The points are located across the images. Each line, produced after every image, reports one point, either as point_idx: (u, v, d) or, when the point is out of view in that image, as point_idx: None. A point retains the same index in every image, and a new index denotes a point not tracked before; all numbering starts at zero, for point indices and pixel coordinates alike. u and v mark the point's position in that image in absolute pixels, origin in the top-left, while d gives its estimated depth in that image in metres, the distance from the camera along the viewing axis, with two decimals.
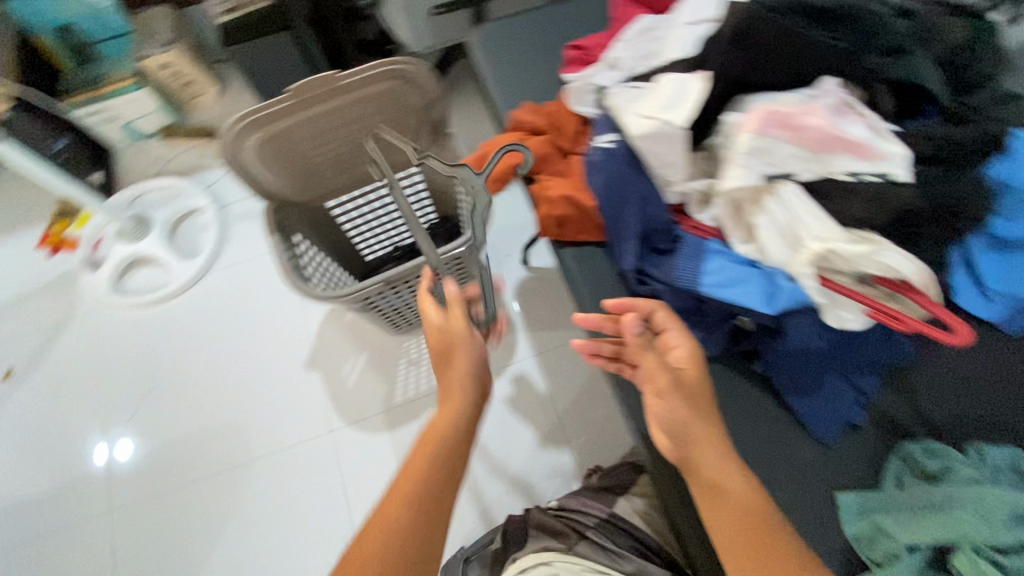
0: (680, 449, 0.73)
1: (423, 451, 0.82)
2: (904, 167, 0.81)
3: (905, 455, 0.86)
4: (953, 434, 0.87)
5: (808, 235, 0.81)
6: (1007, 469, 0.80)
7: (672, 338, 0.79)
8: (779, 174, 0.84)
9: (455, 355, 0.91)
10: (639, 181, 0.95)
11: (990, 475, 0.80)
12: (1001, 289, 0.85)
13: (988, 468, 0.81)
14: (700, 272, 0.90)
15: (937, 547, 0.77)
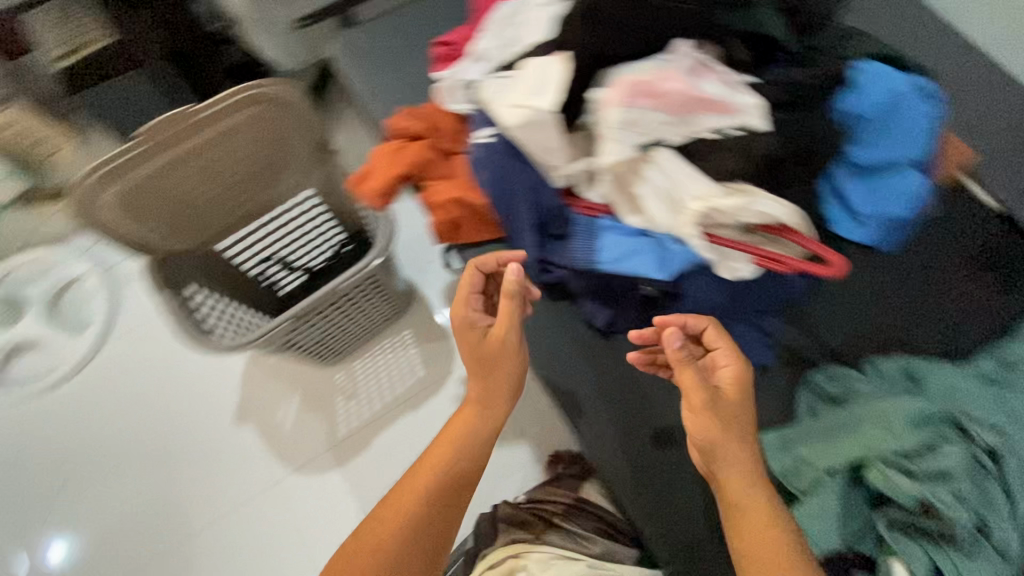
0: (709, 464, 0.75)
1: (423, 470, 0.83)
2: (761, 115, 0.83)
3: (811, 385, 0.95)
4: (849, 354, 0.97)
5: (685, 196, 0.84)
6: (894, 375, 0.93)
7: (719, 360, 0.78)
8: (652, 141, 0.85)
9: (501, 369, 0.87)
10: (521, 171, 0.93)
11: (883, 387, 0.93)
12: (864, 212, 0.98)
13: (880, 380, 0.94)
14: (596, 250, 0.92)
15: (851, 465, 0.83)
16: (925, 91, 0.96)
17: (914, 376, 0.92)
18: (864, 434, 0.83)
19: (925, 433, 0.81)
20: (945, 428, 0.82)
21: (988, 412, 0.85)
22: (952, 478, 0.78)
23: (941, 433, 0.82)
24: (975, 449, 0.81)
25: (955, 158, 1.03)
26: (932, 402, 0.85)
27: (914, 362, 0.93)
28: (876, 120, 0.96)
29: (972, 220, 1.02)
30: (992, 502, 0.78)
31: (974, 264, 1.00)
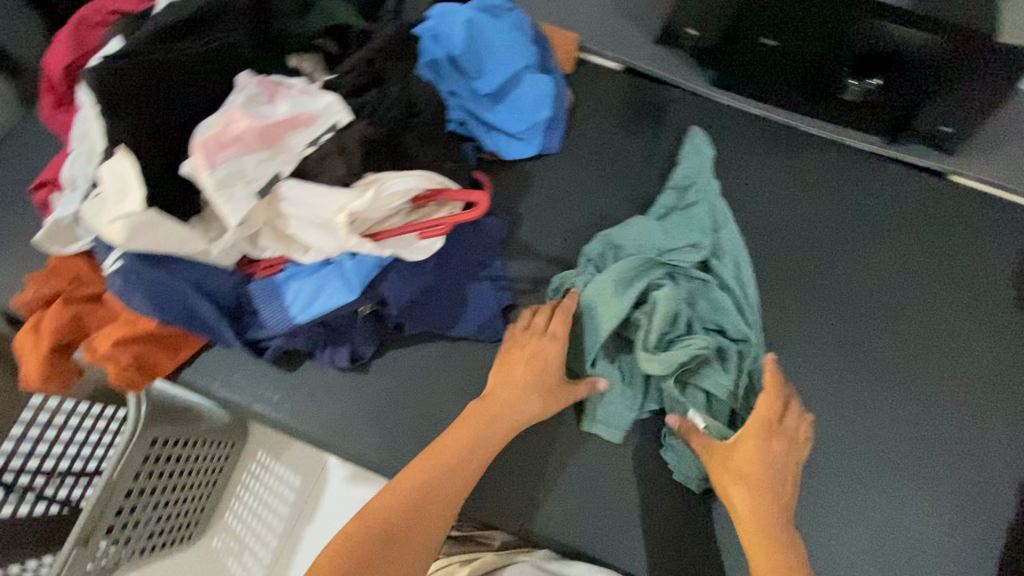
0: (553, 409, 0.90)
1: (424, 468, 0.80)
2: (347, 108, 0.81)
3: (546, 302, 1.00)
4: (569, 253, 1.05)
5: (326, 212, 0.81)
6: (599, 252, 1.00)
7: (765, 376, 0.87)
8: (263, 183, 0.80)
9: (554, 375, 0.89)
10: (174, 272, 0.86)
11: (594, 268, 0.99)
12: (518, 130, 1.06)
13: (590, 264, 1.00)
14: (289, 305, 0.86)
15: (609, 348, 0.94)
16: (496, 8, 1.04)
17: (613, 244, 1.00)
18: (603, 317, 0.93)
19: (642, 285, 0.94)
20: (658, 270, 0.96)
21: (675, 238, 0.99)
22: (680, 307, 0.93)
23: (654, 277, 0.95)
24: (681, 273, 0.97)
25: (564, 48, 1.15)
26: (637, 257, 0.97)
27: (609, 234, 1.00)
28: (471, 54, 1.01)
29: (602, 89, 1.17)
30: (712, 305, 0.95)
31: (622, 123, 1.15)
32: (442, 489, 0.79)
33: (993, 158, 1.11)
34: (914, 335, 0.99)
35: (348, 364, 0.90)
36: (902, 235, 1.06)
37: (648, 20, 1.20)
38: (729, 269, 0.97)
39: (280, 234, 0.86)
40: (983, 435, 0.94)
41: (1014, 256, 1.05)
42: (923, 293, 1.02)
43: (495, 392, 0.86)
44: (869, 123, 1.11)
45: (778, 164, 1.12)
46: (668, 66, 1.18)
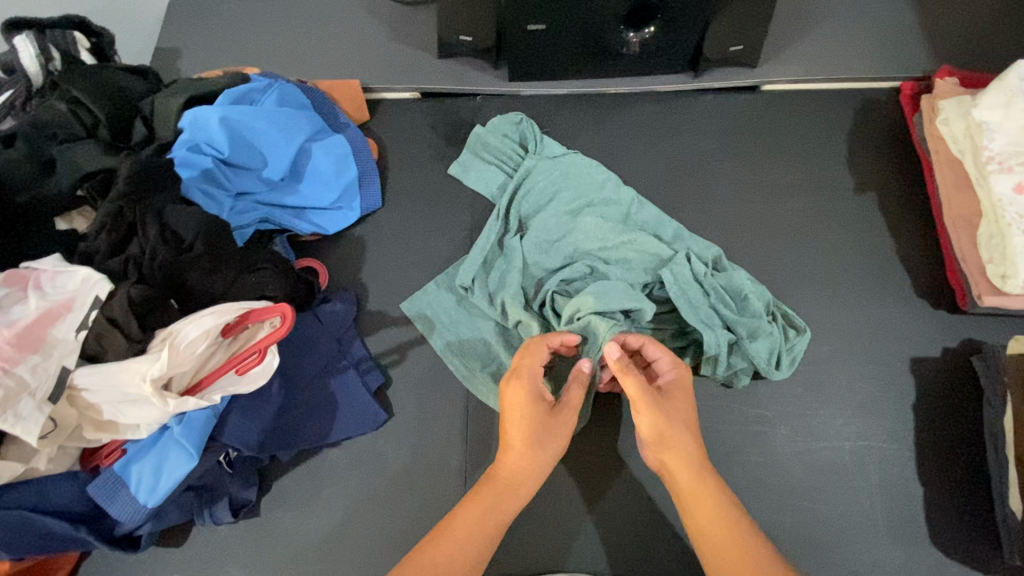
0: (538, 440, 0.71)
1: (470, 526, 0.67)
2: (105, 276, 0.76)
3: (410, 342, 0.95)
4: (432, 286, 0.97)
5: (128, 388, 0.73)
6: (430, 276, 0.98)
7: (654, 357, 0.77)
8: (47, 387, 0.71)
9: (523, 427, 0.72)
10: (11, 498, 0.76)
11: (440, 288, 0.97)
12: (330, 201, 1.00)
13: (436, 288, 0.97)
14: (135, 492, 0.78)
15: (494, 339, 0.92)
16: (253, 91, 0.97)
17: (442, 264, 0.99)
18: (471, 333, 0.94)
19: (487, 277, 0.95)
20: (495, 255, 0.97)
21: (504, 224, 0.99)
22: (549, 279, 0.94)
23: (496, 264, 0.96)
24: (508, 241, 0.97)
25: (348, 99, 1.10)
26: (474, 256, 0.96)
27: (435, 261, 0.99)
28: (243, 148, 0.92)
29: (405, 124, 1.12)
30: (550, 253, 0.96)
31: (436, 150, 1.09)
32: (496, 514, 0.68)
33: (791, 57, 1.11)
34: (771, 253, 0.99)
35: (233, 518, 0.84)
36: (730, 162, 1.06)
37: (427, 41, 1.16)
38: (617, 268, 0.93)
39: (102, 421, 0.76)
40: (863, 325, 0.94)
41: (838, 144, 1.07)
42: (773, 208, 1.02)
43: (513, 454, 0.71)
44: (665, 65, 1.10)
45: (597, 136, 1.09)
46: (460, 76, 1.12)
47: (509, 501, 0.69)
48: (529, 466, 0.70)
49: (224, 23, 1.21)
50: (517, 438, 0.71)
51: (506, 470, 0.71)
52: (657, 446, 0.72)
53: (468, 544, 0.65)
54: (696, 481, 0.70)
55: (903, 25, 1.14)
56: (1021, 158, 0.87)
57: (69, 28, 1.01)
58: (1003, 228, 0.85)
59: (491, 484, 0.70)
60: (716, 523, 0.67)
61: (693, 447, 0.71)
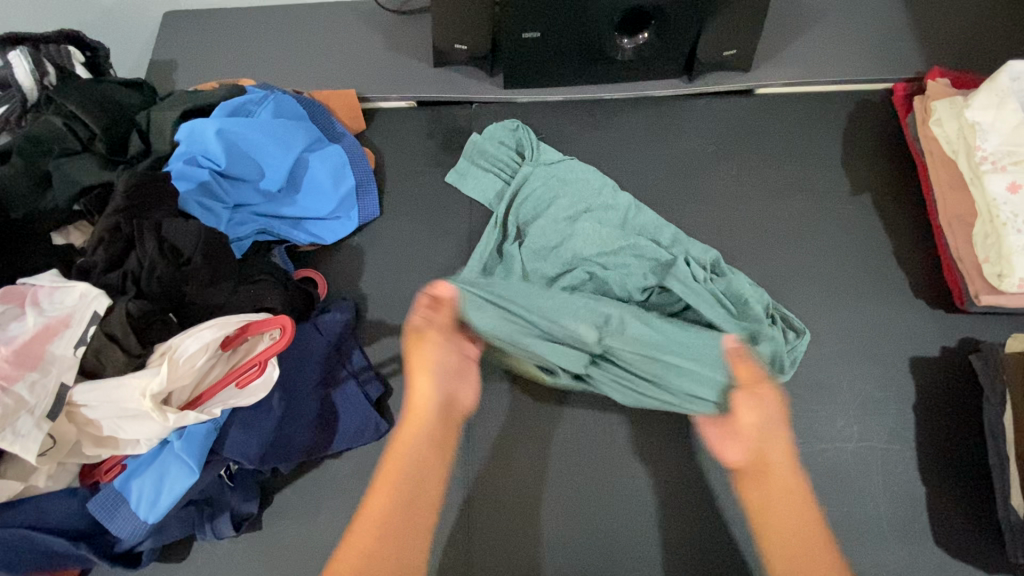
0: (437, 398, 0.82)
1: (395, 462, 0.78)
2: (103, 291, 0.75)
3: None
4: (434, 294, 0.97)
5: (127, 404, 0.72)
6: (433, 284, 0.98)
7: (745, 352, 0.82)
8: (45, 404, 0.70)
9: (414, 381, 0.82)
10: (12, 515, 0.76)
11: None
12: (327, 211, 1.00)
13: None
14: (135, 507, 0.77)
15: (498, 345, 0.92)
16: (249, 103, 0.97)
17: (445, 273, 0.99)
18: None
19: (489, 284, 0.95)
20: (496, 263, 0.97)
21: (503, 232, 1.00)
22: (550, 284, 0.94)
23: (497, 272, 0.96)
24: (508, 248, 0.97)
25: (344, 109, 1.10)
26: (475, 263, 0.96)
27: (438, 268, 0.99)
28: (240, 160, 0.92)
29: (401, 132, 1.12)
30: (550, 258, 0.96)
31: (433, 158, 1.10)
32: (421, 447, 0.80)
33: (783, 61, 1.12)
34: (769, 255, 0.99)
35: (235, 532, 0.83)
36: (725, 165, 1.06)
37: (422, 50, 1.17)
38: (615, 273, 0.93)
39: (101, 436, 0.76)
40: (863, 325, 0.94)
41: (832, 146, 1.07)
42: (770, 210, 1.03)
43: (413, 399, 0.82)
44: (660, 70, 1.10)
45: (592, 142, 1.10)
46: (456, 84, 1.13)
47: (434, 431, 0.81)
48: (431, 397, 0.81)
49: (218, 34, 1.21)
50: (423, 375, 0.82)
51: (416, 403, 0.82)
52: (757, 439, 0.78)
53: (411, 475, 0.78)
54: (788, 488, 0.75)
55: (893, 27, 1.15)
56: (1015, 158, 0.88)
57: (64, 42, 1.02)
58: (998, 227, 0.86)
59: (414, 424, 0.81)
60: (804, 524, 0.73)
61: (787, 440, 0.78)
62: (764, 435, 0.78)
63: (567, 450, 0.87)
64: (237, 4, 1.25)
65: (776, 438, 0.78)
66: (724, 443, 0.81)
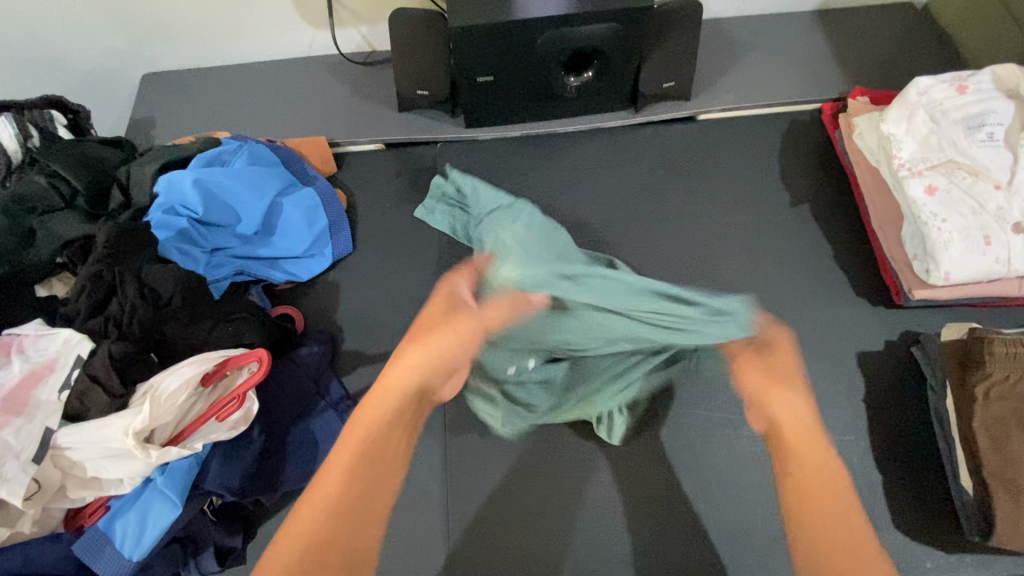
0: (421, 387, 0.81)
1: (361, 429, 0.73)
2: (87, 336, 0.80)
3: None
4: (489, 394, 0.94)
5: (110, 444, 0.75)
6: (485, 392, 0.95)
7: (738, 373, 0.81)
8: (29, 448, 0.73)
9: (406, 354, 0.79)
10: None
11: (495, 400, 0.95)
12: (302, 249, 1.05)
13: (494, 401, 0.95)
14: (120, 546, 0.79)
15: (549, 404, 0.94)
16: (224, 153, 1.04)
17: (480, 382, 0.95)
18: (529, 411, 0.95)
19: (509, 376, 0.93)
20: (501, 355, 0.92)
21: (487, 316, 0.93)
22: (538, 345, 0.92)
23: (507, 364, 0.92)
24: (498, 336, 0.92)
25: (315, 154, 1.16)
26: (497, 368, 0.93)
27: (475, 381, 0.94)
28: (217, 207, 0.98)
29: (370, 173, 1.19)
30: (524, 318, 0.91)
31: (402, 195, 1.16)
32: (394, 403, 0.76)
33: (721, 89, 1.22)
34: (720, 265, 1.06)
35: (219, 567, 0.85)
36: (674, 185, 1.15)
37: (387, 97, 1.25)
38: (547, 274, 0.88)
39: (86, 478, 0.78)
40: (811, 326, 1.01)
41: (771, 163, 1.16)
42: (717, 223, 1.10)
43: (393, 369, 0.78)
44: (608, 103, 1.20)
45: (550, 172, 1.17)
46: (421, 126, 1.21)
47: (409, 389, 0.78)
48: (405, 386, 0.77)
49: (196, 91, 1.29)
50: (412, 355, 0.78)
51: (389, 387, 0.76)
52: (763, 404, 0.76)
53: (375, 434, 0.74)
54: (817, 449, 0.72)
55: (817, 53, 1.26)
56: (929, 163, 0.96)
57: (46, 108, 1.08)
58: (921, 227, 0.93)
59: (394, 376, 0.77)
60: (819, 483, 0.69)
61: (814, 422, 0.74)
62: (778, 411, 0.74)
63: (540, 463, 0.91)
64: (212, 63, 1.33)
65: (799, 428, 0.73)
66: (749, 413, 0.79)
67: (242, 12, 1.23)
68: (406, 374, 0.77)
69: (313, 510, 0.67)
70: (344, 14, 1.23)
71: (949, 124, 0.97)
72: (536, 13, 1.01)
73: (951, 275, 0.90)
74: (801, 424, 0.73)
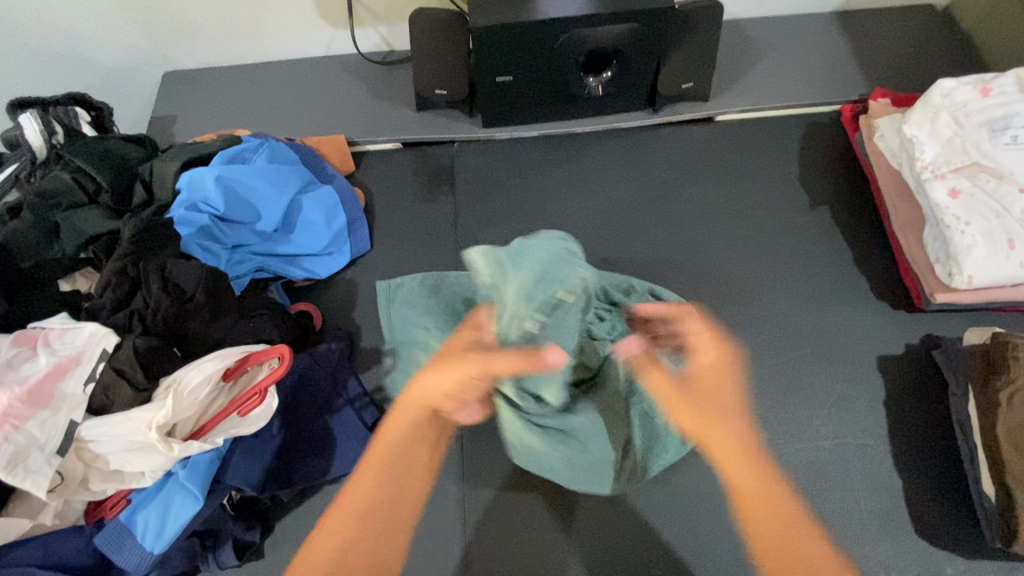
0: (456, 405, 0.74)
1: (382, 466, 0.68)
2: (112, 329, 0.81)
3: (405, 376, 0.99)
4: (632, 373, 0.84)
5: (133, 437, 0.76)
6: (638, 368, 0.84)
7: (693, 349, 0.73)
8: (53, 440, 0.74)
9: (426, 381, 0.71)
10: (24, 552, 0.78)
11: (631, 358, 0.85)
12: (320, 247, 1.05)
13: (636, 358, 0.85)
14: (141, 539, 0.79)
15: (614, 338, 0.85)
16: (246, 151, 1.04)
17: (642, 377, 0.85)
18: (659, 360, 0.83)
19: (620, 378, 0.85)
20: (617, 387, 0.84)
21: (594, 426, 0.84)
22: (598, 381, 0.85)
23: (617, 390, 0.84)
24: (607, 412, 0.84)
25: (333, 151, 1.17)
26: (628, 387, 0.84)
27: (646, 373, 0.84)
28: (238, 204, 0.98)
29: (387, 171, 1.20)
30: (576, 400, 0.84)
31: (418, 194, 1.17)
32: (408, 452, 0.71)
33: (738, 90, 1.22)
34: (737, 266, 1.06)
35: (238, 561, 0.85)
36: (690, 185, 1.14)
37: (405, 96, 1.26)
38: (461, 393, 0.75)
39: (109, 471, 0.79)
40: (830, 329, 1.00)
41: (790, 165, 1.15)
42: (734, 224, 1.10)
43: (429, 375, 0.70)
44: (625, 104, 1.19)
45: (567, 173, 1.17)
46: (437, 125, 1.21)
47: (424, 433, 0.73)
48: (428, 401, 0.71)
49: (215, 89, 1.30)
50: (452, 368, 0.70)
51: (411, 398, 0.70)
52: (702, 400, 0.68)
53: (382, 493, 0.67)
54: (756, 471, 0.64)
55: (837, 55, 1.25)
56: (952, 166, 0.95)
57: (70, 105, 1.09)
58: (943, 230, 0.92)
59: (398, 421, 0.70)
60: (757, 492, 0.63)
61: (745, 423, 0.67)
62: (711, 436, 0.66)
63: None
64: (232, 62, 1.34)
65: (737, 435, 0.66)
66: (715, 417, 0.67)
67: (261, 12, 1.24)
68: (451, 388, 0.70)
69: (317, 554, 0.62)
70: (363, 13, 1.24)
71: (973, 127, 0.96)
72: (554, 14, 1.01)
73: (973, 278, 0.90)
74: (739, 439, 0.66)
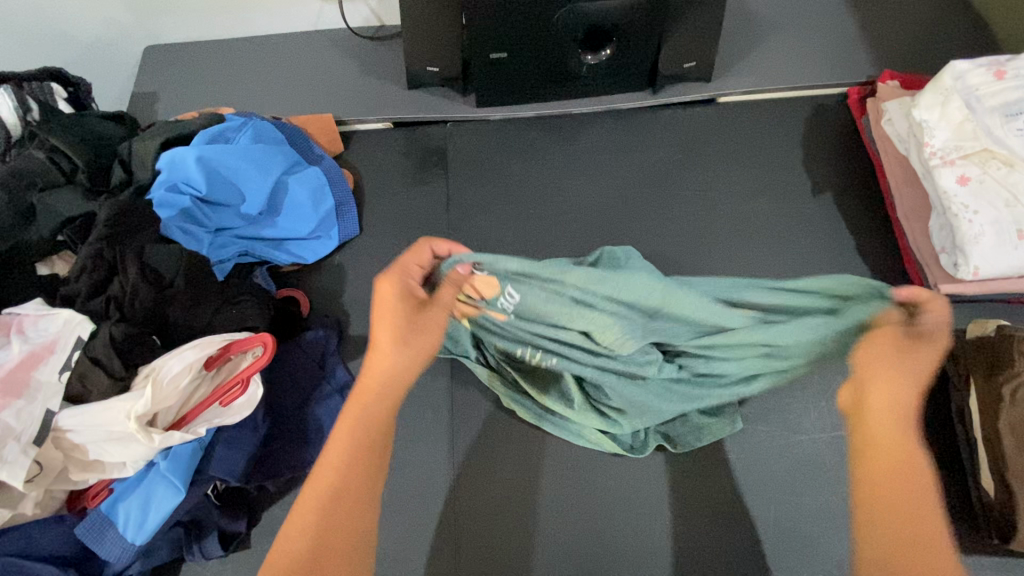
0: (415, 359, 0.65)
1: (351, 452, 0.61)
2: (87, 317, 0.78)
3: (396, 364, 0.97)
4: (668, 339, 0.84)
5: (112, 427, 0.74)
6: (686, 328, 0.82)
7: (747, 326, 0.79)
8: (29, 430, 0.71)
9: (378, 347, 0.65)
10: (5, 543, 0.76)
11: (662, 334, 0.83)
12: (308, 231, 1.02)
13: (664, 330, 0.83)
14: (123, 530, 0.78)
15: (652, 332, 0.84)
16: (229, 130, 1.00)
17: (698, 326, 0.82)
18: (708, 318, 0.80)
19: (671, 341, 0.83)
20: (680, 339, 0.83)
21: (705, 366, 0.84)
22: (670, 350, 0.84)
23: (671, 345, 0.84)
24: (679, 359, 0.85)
25: (321, 131, 1.13)
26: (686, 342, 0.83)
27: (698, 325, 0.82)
28: (221, 185, 0.95)
29: (377, 152, 1.16)
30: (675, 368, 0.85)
31: (410, 176, 1.13)
32: (375, 421, 0.63)
33: (742, 70, 1.17)
34: (737, 254, 1.03)
35: (223, 551, 0.84)
36: (690, 169, 1.11)
37: (396, 74, 1.21)
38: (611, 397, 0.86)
39: (88, 461, 0.77)
40: None
41: (794, 150, 1.12)
42: (734, 210, 1.07)
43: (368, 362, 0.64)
44: (625, 83, 1.15)
45: (565, 155, 1.13)
46: (429, 104, 1.17)
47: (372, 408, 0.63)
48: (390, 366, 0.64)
49: (198, 65, 1.25)
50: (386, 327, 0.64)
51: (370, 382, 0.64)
52: (865, 398, 0.65)
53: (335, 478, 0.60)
54: (893, 432, 0.62)
55: (845, 33, 1.20)
56: (962, 151, 0.91)
57: (46, 79, 1.04)
58: (951, 219, 0.89)
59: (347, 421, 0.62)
60: (887, 487, 0.60)
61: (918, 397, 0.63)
62: (881, 394, 0.64)
63: (549, 454, 0.90)
64: (215, 37, 1.29)
65: (900, 400, 0.63)
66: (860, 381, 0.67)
67: None
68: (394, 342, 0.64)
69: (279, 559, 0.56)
70: None
71: (985, 111, 0.92)
72: None
73: (980, 269, 0.87)
74: (894, 403, 0.63)
